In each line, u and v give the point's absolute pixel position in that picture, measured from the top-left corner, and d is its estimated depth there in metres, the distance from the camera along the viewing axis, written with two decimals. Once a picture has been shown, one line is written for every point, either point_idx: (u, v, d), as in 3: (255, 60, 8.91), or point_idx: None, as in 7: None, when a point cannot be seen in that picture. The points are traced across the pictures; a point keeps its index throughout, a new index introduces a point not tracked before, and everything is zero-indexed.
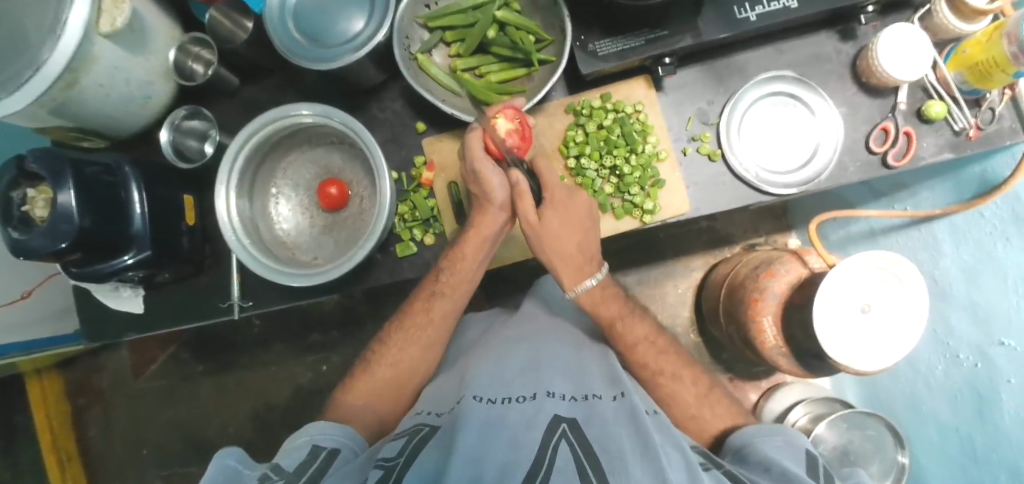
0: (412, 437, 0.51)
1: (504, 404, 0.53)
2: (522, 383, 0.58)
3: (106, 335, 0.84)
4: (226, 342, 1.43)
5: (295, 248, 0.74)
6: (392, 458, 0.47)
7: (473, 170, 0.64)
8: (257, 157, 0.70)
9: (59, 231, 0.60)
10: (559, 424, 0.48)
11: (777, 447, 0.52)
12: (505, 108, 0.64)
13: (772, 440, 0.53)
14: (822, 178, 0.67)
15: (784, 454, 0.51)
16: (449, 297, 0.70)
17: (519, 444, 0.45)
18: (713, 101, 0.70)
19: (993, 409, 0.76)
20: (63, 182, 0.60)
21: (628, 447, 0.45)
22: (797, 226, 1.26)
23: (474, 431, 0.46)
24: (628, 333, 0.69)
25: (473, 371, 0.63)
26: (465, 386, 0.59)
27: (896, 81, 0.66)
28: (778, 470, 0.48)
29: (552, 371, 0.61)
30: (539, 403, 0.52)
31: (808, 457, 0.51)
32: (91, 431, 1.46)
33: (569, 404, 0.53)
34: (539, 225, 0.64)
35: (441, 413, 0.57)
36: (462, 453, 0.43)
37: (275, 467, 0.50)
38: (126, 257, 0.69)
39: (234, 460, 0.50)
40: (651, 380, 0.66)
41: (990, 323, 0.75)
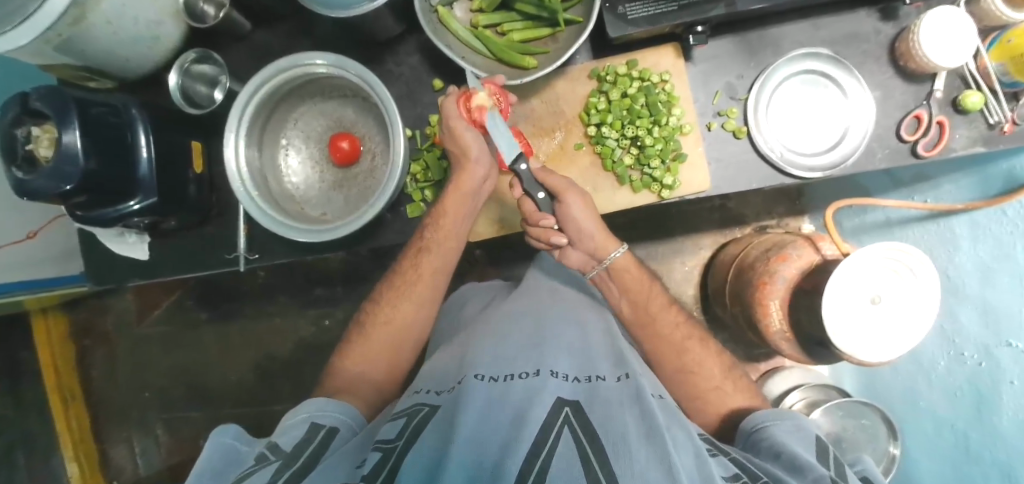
0: (411, 418, 0.51)
1: (507, 381, 0.52)
2: (524, 359, 0.57)
3: (110, 279, 0.84)
4: (230, 293, 1.44)
5: (304, 203, 0.72)
6: (392, 440, 0.47)
7: (450, 131, 0.62)
8: (267, 107, 0.68)
9: (63, 173, 0.59)
10: (563, 408, 0.47)
11: (786, 432, 0.53)
12: (488, 84, 0.62)
13: (781, 426, 0.54)
14: (850, 164, 0.65)
15: (795, 439, 0.52)
16: (436, 253, 0.69)
17: (522, 422, 0.44)
18: (742, 76, 0.67)
19: (991, 409, 0.77)
20: (69, 120, 0.58)
21: (632, 431, 0.45)
22: (810, 211, 1.24)
23: (475, 413, 0.46)
24: (641, 304, 0.69)
25: (475, 347, 0.63)
26: (467, 365, 0.58)
27: (936, 67, 0.63)
28: (788, 456, 0.48)
29: (557, 348, 0.60)
30: (541, 382, 0.52)
31: (816, 442, 0.52)
32: (95, 371, 1.49)
33: (572, 385, 0.53)
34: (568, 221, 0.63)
35: (441, 391, 0.56)
36: (464, 437, 0.43)
37: (272, 446, 0.50)
38: (132, 203, 0.68)
39: (232, 438, 0.52)
40: (681, 341, 0.67)
41: (999, 323, 0.74)
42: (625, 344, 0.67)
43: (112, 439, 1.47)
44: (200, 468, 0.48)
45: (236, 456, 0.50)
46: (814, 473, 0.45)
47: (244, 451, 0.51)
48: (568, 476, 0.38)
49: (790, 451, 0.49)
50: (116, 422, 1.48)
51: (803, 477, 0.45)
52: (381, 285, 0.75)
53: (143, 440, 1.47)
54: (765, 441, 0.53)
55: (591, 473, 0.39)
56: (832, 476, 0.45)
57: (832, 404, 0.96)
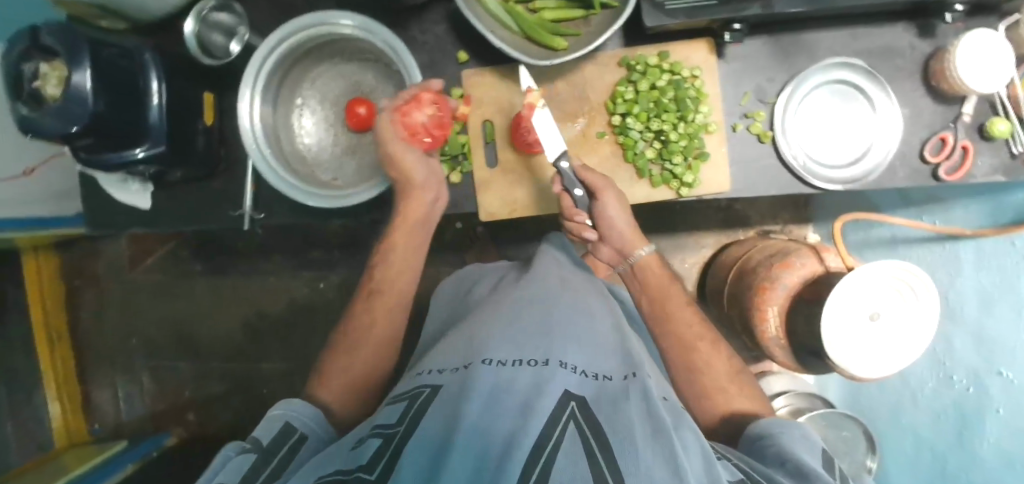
0: (414, 401, 0.51)
1: (516, 367, 0.52)
2: (534, 347, 0.57)
3: (109, 224, 0.82)
4: (226, 248, 1.42)
5: (316, 167, 0.71)
6: (392, 426, 0.47)
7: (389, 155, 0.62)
8: (286, 64, 0.66)
9: (72, 113, 0.57)
10: (569, 403, 0.47)
11: (793, 440, 0.52)
12: (421, 94, 0.61)
13: (787, 434, 0.53)
14: (871, 179, 0.65)
15: (803, 447, 0.51)
16: (399, 255, 0.70)
17: (529, 413, 0.44)
18: (773, 79, 0.66)
19: (974, 433, 0.81)
20: (80, 59, 0.56)
21: (638, 427, 0.44)
22: (815, 220, 1.24)
23: (481, 401, 0.46)
24: (665, 298, 0.68)
25: (483, 330, 0.62)
26: (475, 348, 0.58)
27: (968, 91, 0.62)
28: (793, 464, 0.48)
29: (567, 339, 0.60)
30: (551, 372, 0.51)
31: (821, 454, 0.52)
32: (84, 315, 1.47)
33: (580, 378, 0.52)
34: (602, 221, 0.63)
35: (446, 370, 0.56)
36: (470, 423, 0.42)
37: (250, 440, 0.50)
38: (138, 151, 0.66)
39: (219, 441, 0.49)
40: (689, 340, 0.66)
41: (994, 352, 0.77)
42: (631, 338, 0.66)
43: (95, 383, 1.47)
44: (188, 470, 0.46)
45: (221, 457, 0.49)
46: (820, 483, 0.45)
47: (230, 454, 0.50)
48: (573, 468, 0.38)
49: (796, 459, 0.48)
50: (102, 367, 1.47)
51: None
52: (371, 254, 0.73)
53: (126, 388, 1.46)
54: (769, 446, 0.52)
55: (596, 466, 0.38)
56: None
57: (818, 414, 0.97)
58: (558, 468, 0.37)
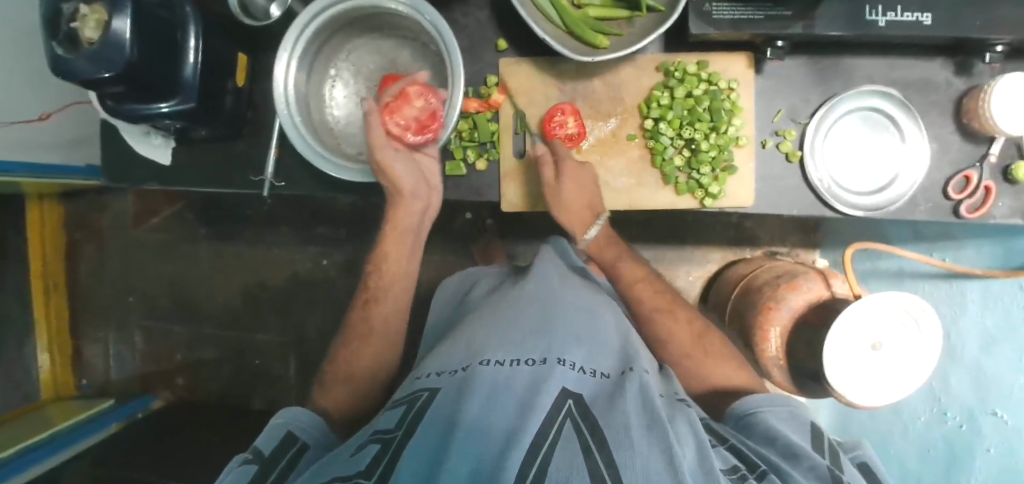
0: (412, 405, 0.51)
1: (512, 367, 0.53)
2: (533, 346, 0.57)
3: (127, 177, 0.82)
4: (234, 214, 1.42)
5: (342, 139, 0.71)
6: (390, 431, 0.48)
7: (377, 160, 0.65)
8: (324, 34, 0.66)
9: (107, 57, 0.56)
10: (566, 401, 0.48)
11: (779, 417, 0.55)
12: (408, 85, 0.65)
13: (774, 412, 0.56)
14: (892, 209, 0.65)
15: (788, 425, 0.54)
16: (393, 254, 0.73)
17: (527, 411, 0.45)
18: (808, 100, 0.66)
19: (963, 468, 0.84)
20: (122, 6, 0.56)
21: (633, 421, 0.45)
22: (823, 245, 1.25)
23: (479, 401, 0.46)
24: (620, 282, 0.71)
25: (482, 331, 0.63)
26: (473, 349, 0.58)
27: (998, 132, 0.62)
28: (782, 442, 0.50)
29: (566, 337, 0.60)
30: (548, 370, 0.52)
31: (809, 427, 0.54)
32: (84, 267, 1.47)
33: (578, 375, 0.53)
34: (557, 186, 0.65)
35: (443, 373, 0.57)
36: (468, 423, 0.43)
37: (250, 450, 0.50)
38: (164, 105, 0.66)
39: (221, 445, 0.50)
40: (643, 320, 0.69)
41: (987, 390, 0.80)
42: (632, 338, 0.67)
43: (87, 336, 1.47)
44: None
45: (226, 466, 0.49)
46: (809, 462, 0.46)
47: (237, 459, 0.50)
48: (570, 467, 0.38)
49: (785, 436, 0.50)
50: (97, 320, 1.47)
51: (798, 464, 0.47)
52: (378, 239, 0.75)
53: (119, 344, 1.46)
54: (757, 425, 0.54)
55: (592, 461, 0.39)
56: (827, 465, 0.46)
57: None
58: (552, 469, 0.38)
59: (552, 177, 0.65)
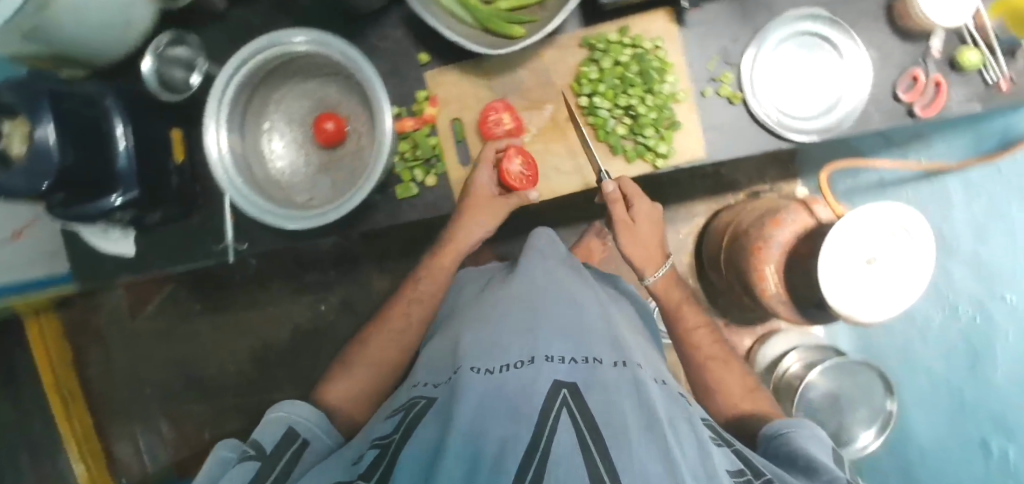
0: (408, 412, 0.51)
1: (502, 373, 0.51)
2: (519, 347, 0.56)
3: (98, 275, 0.82)
4: (223, 282, 1.42)
5: (291, 189, 0.71)
6: (388, 436, 0.49)
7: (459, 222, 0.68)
8: (247, 90, 0.66)
9: (41, 170, 0.57)
10: (559, 391, 0.48)
11: (804, 434, 0.53)
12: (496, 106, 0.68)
13: (798, 428, 0.54)
14: (844, 127, 0.64)
15: (813, 444, 0.51)
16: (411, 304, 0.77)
17: (518, 413, 0.44)
18: (737, 39, 0.65)
19: (987, 361, 0.80)
20: (42, 114, 0.56)
21: (631, 421, 0.44)
22: (803, 174, 1.24)
23: (471, 402, 0.46)
24: (681, 321, 0.72)
25: (467, 335, 0.62)
26: (460, 354, 0.58)
27: (932, 25, 0.61)
28: (803, 459, 0.49)
29: (552, 334, 0.59)
30: (536, 370, 0.51)
31: (833, 453, 0.52)
32: (92, 369, 1.48)
33: (569, 368, 0.52)
34: (633, 223, 0.68)
35: (437, 384, 0.57)
36: (462, 425, 0.43)
37: (251, 446, 0.52)
38: (115, 197, 0.66)
39: (227, 450, 0.53)
40: (701, 362, 0.68)
41: (992, 276, 0.78)
42: (621, 331, 0.65)
43: (116, 435, 1.47)
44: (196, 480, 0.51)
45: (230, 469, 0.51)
46: (829, 475, 0.46)
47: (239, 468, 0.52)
48: (570, 464, 0.38)
49: (806, 453, 0.49)
50: (117, 417, 1.47)
51: (816, 478, 0.46)
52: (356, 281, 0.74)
53: (144, 435, 1.46)
54: (781, 443, 0.53)
55: (591, 460, 0.38)
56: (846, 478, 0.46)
57: (830, 364, 0.99)
58: (554, 464, 0.38)
59: (623, 213, 0.68)
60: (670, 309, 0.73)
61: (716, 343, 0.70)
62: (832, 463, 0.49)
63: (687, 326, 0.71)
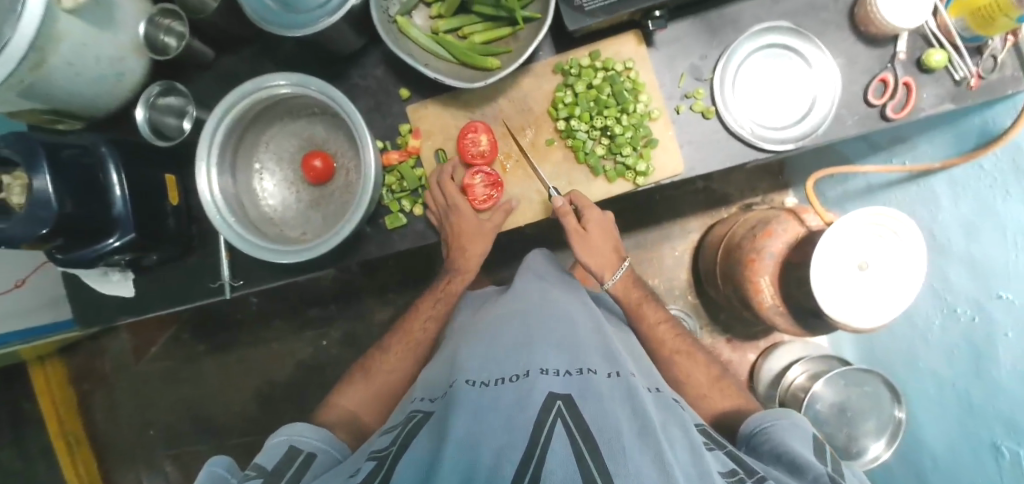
0: (406, 425, 0.52)
1: (497, 385, 0.52)
2: (513, 362, 0.56)
3: (98, 320, 0.83)
4: (226, 322, 1.43)
5: (283, 225, 0.72)
6: (386, 448, 0.49)
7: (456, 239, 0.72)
8: (236, 132, 0.68)
9: (39, 217, 0.58)
10: (554, 403, 0.47)
11: (787, 431, 0.55)
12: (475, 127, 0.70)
13: (781, 426, 0.56)
14: (820, 132, 0.66)
15: (794, 436, 0.54)
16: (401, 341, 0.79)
17: (514, 426, 0.44)
18: (705, 56, 0.68)
19: (990, 362, 0.74)
20: (38, 166, 0.58)
21: (625, 428, 0.44)
22: (793, 184, 1.25)
23: (467, 416, 0.46)
24: (642, 316, 0.78)
25: (463, 352, 0.62)
26: (456, 369, 0.59)
27: (896, 30, 0.63)
28: (788, 456, 0.50)
29: (546, 347, 0.59)
30: (531, 382, 0.51)
31: (812, 439, 0.55)
32: (98, 415, 1.47)
33: (563, 379, 0.52)
34: (586, 233, 0.72)
35: (434, 398, 0.57)
36: (457, 438, 0.43)
37: (256, 468, 0.51)
38: (112, 241, 0.67)
39: (224, 468, 0.51)
40: (667, 354, 0.74)
41: (987, 276, 0.72)
42: (619, 350, 0.65)
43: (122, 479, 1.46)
44: None
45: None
46: (813, 473, 0.47)
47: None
48: (564, 472, 0.38)
49: (791, 451, 0.51)
50: (124, 461, 1.46)
51: (803, 476, 0.47)
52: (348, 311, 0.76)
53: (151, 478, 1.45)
54: (766, 443, 0.55)
55: (585, 468, 0.38)
56: (830, 473, 0.47)
57: (834, 373, 0.99)
58: (549, 474, 0.38)
59: (575, 222, 0.71)
60: (632, 306, 0.79)
61: (677, 336, 0.76)
62: (816, 458, 0.51)
63: (652, 321, 0.77)
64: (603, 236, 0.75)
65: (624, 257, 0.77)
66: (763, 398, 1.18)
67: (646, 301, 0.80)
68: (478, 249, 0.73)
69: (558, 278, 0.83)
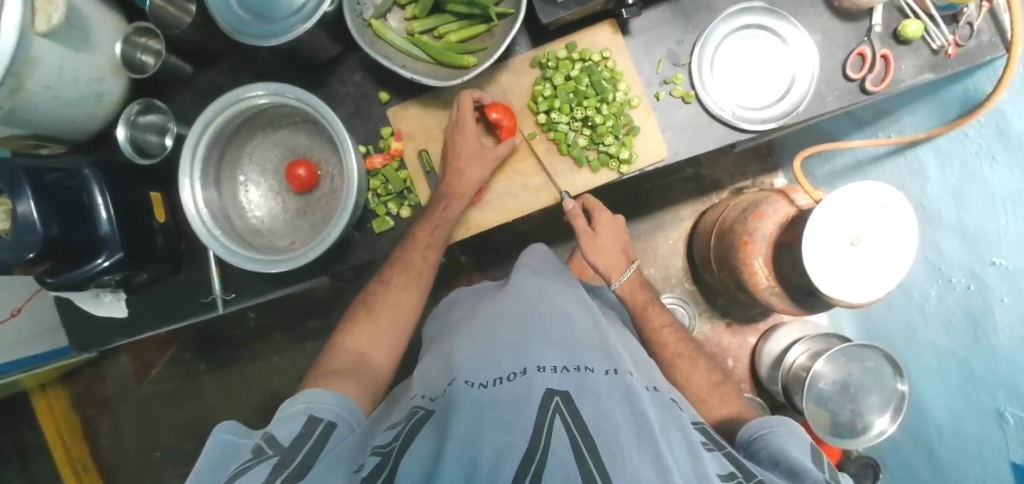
0: (407, 422, 0.51)
1: (496, 385, 0.51)
2: (512, 360, 0.56)
3: (94, 342, 0.83)
4: (226, 338, 1.43)
5: (271, 236, 0.72)
6: (388, 444, 0.48)
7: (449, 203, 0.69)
8: (218, 145, 0.68)
9: (26, 242, 0.58)
10: (553, 399, 0.47)
11: (783, 437, 0.55)
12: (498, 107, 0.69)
13: (777, 432, 0.56)
14: (801, 109, 0.66)
15: (791, 443, 0.54)
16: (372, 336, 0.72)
17: (513, 425, 0.43)
18: (682, 41, 0.68)
19: (988, 330, 0.74)
20: (22, 192, 0.58)
21: (623, 429, 0.44)
22: (783, 165, 1.25)
23: (466, 413, 0.46)
24: (647, 320, 0.79)
25: (460, 350, 0.62)
26: (454, 366, 0.58)
27: (870, 4, 0.63)
28: (787, 464, 0.50)
29: (543, 344, 0.59)
30: (529, 381, 0.50)
31: (809, 446, 0.55)
32: (103, 439, 1.47)
33: (561, 377, 0.52)
34: (594, 233, 0.80)
35: (435, 396, 0.56)
36: (457, 437, 0.43)
37: (271, 438, 0.51)
38: (101, 261, 0.67)
39: (231, 434, 0.51)
40: (670, 360, 0.74)
41: (980, 244, 0.72)
42: (616, 346, 0.64)
43: None
44: (199, 467, 0.48)
45: (235, 450, 0.49)
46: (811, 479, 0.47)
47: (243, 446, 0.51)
48: (564, 470, 0.38)
49: (789, 458, 0.51)
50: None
51: None
52: (354, 305, 0.77)
53: None
54: (764, 450, 0.54)
55: (585, 467, 0.38)
56: (826, 479, 0.48)
57: (835, 351, 0.98)
58: (548, 473, 0.38)
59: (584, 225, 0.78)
60: (639, 309, 0.80)
61: (681, 341, 0.76)
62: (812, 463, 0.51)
63: (655, 325, 0.78)
64: (612, 237, 0.81)
65: (634, 259, 0.82)
66: (766, 380, 1.19)
67: (651, 304, 0.82)
68: (465, 191, 0.68)
69: (552, 273, 0.83)
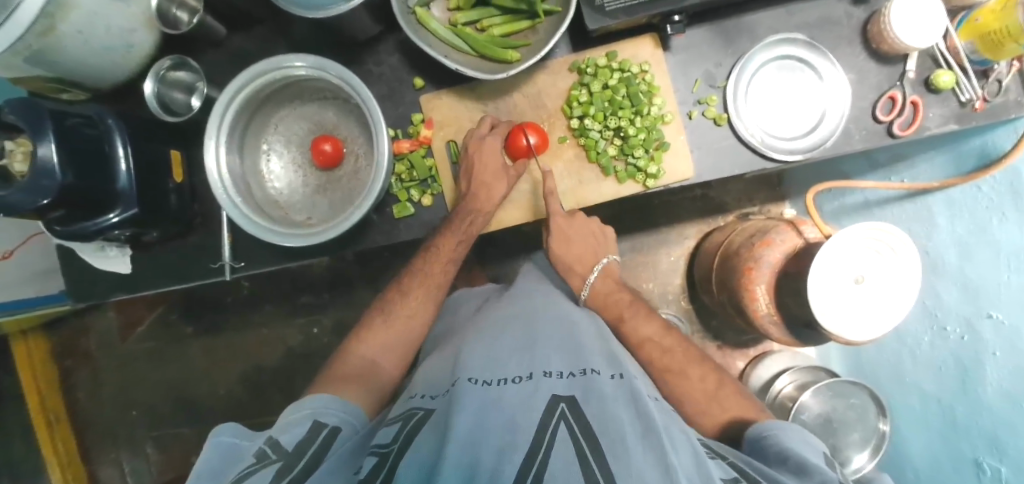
0: (406, 423, 0.51)
1: (500, 385, 0.51)
2: (517, 364, 0.56)
3: (91, 296, 0.82)
4: (215, 304, 1.42)
5: (287, 208, 0.72)
6: (387, 444, 0.47)
7: (470, 210, 0.70)
8: (247, 111, 0.67)
9: (42, 187, 0.57)
10: (558, 404, 0.47)
11: (791, 437, 0.53)
12: (532, 127, 0.70)
13: (784, 432, 0.54)
14: (829, 145, 0.67)
15: (801, 445, 0.52)
16: (383, 328, 0.74)
17: (516, 426, 0.44)
18: (720, 64, 0.69)
19: (976, 381, 0.76)
20: (45, 134, 0.57)
21: (629, 430, 0.44)
22: (790, 196, 1.26)
23: (469, 414, 0.46)
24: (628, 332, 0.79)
25: (468, 349, 0.62)
26: (460, 366, 0.58)
27: (907, 49, 0.63)
28: (795, 460, 0.49)
29: (548, 350, 0.59)
30: (535, 385, 0.51)
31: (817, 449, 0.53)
32: (80, 392, 1.45)
33: (567, 381, 0.52)
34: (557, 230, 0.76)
35: (434, 396, 0.56)
36: (460, 438, 0.42)
37: (273, 445, 0.50)
38: (112, 215, 0.66)
39: (230, 436, 0.53)
40: None
41: (978, 295, 0.73)
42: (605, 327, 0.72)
43: (101, 460, 1.44)
44: (200, 470, 0.50)
45: (235, 450, 0.51)
46: (821, 476, 0.47)
47: (243, 446, 0.52)
48: (566, 474, 0.38)
49: (797, 454, 0.50)
50: (104, 440, 1.44)
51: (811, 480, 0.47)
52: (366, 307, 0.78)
53: (132, 460, 1.43)
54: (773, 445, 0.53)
55: (589, 472, 0.38)
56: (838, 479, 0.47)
57: (821, 384, 0.99)
58: (551, 477, 0.37)
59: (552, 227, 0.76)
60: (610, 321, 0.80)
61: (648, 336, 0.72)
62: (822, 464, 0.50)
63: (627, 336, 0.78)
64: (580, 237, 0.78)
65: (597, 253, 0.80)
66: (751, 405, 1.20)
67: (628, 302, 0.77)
68: (489, 206, 0.71)
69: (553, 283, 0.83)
